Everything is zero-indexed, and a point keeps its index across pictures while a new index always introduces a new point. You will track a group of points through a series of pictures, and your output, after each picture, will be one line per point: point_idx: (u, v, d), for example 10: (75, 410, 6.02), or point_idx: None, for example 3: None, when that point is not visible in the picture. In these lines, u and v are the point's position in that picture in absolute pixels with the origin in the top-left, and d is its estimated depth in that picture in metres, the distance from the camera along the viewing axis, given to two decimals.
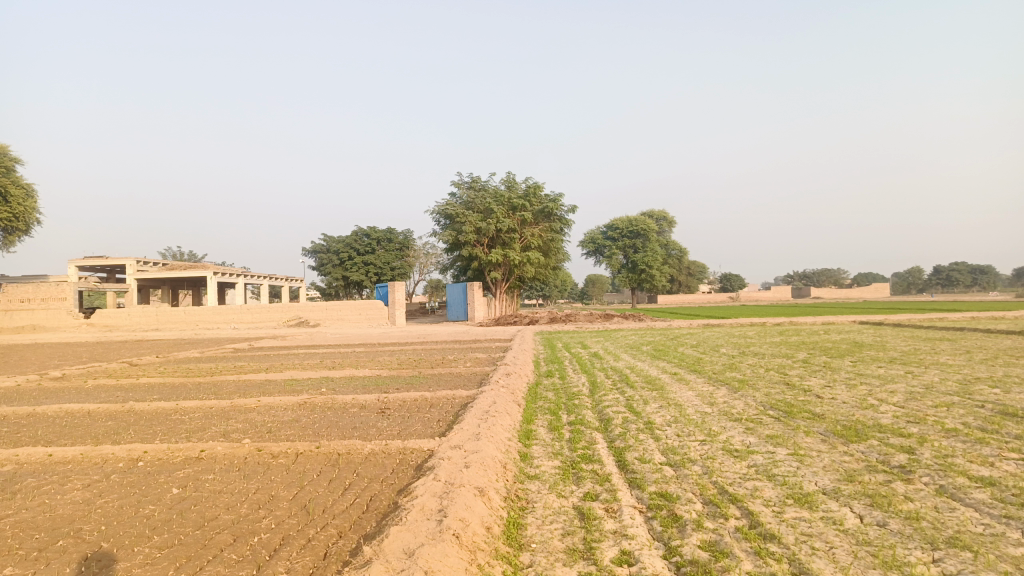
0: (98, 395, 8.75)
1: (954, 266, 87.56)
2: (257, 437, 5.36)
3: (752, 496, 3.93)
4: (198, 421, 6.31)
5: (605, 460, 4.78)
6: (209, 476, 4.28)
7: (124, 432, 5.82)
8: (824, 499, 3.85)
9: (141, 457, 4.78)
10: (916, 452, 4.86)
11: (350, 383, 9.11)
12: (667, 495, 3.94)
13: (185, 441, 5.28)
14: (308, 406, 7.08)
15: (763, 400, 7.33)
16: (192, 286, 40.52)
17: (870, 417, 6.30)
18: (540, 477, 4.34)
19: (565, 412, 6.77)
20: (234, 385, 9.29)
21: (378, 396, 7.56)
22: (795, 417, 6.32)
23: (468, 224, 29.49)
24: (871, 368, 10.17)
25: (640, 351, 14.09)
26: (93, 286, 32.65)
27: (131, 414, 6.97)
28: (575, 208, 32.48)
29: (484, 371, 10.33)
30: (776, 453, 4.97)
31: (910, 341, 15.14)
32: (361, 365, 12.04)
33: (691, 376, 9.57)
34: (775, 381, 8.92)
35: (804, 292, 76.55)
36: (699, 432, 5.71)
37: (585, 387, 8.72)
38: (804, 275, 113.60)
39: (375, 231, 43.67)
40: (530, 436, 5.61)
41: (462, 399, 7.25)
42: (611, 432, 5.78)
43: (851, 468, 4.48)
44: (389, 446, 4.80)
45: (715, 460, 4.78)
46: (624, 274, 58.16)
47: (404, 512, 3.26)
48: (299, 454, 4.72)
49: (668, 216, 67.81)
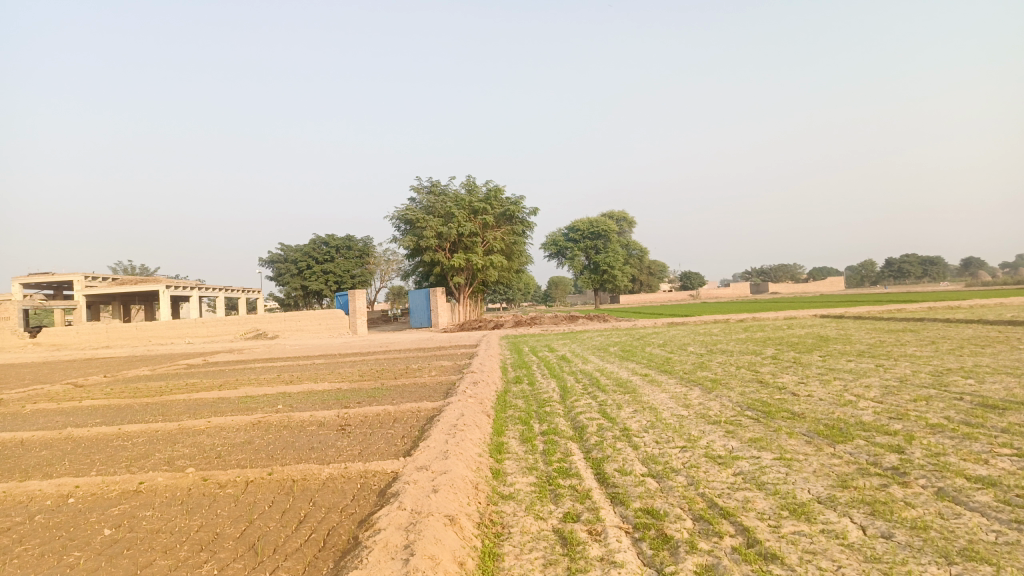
0: (35, 421, 8.14)
1: (905, 259, 89.60)
2: (203, 464, 4.90)
3: (745, 509, 3.64)
4: (140, 447, 5.82)
5: (583, 473, 4.46)
6: (146, 513, 3.83)
7: (57, 464, 5.31)
8: (822, 508, 3.59)
9: (71, 493, 4.29)
10: (905, 451, 4.65)
11: (308, 398, 8.63)
12: (653, 513, 3.63)
13: (123, 472, 4.80)
14: (263, 426, 6.61)
15: (739, 400, 7.09)
16: (144, 300, 39.21)
17: (851, 414, 6.09)
18: (515, 497, 3.99)
19: (537, 422, 6.43)
20: (185, 405, 8.73)
21: (338, 411, 7.15)
22: (775, 417, 6.09)
23: (429, 229, 28.97)
24: (842, 362, 10.04)
25: (608, 352, 13.85)
26: (38, 303, 31.31)
27: (68, 442, 6.42)
28: (536, 210, 32.27)
29: (449, 379, 9.96)
30: (762, 458, 4.70)
31: (874, 333, 15.20)
32: (321, 377, 11.52)
33: (663, 377, 9.33)
34: (748, 380, 8.72)
35: (761, 288, 77.75)
36: (679, 438, 5.42)
37: (555, 392, 8.40)
38: (762, 272, 115.20)
39: (334, 239, 42.88)
40: (502, 449, 5.27)
41: (428, 412, 6.86)
42: (586, 442, 5.46)
43: (843, 472, 4.23)
44: (349, 469, 4.41)
45: (699, 468, 4.49)
46: (586, 276, 58.09)
47: (365, 550, 2.88)
48: (249, 481, 4.31)
49: (628, 216, 68.05)
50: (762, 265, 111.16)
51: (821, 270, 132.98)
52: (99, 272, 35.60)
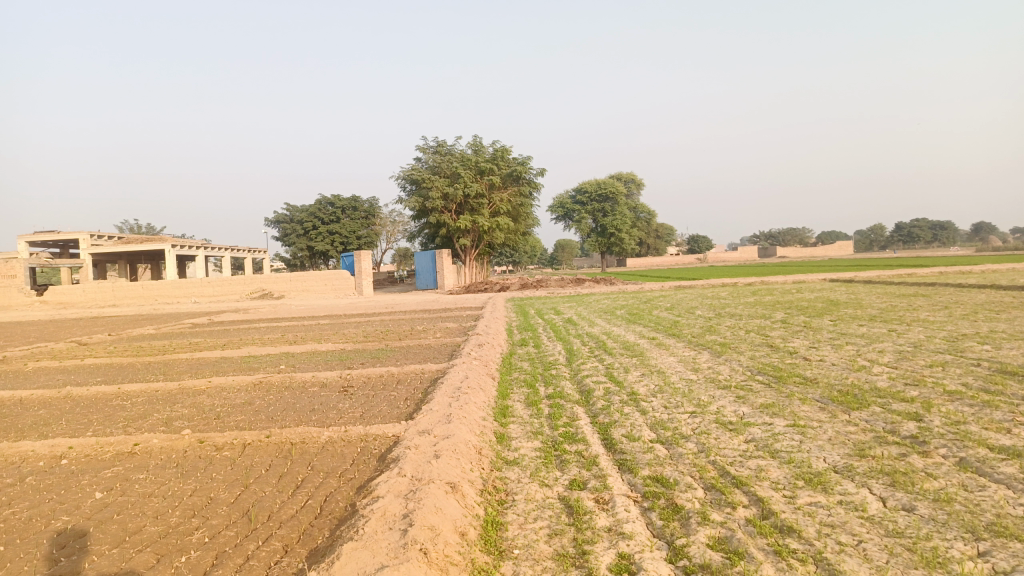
0: (36, 379, 8.06)
1: (914, 223, 88.81)
2: (200, 425, 4.79)
3: (758, 479, 3.50)
4: (140, 407, 5.72)
5: (590, 439, 4.32)
6: (139, 476, 3.71)
7: (56, 423, 5.23)
8: (839, 479, 3.45)
9: (65, 454, 4.19)
10: (924, 419, 4.49)
11: (311, 359, 8.51)
12: (663, 481, 3.49)
13: (119, 433, 4.68)
14: (264, 387, 6.50)
15: (749, 365, 6.94)
16: (150, 259, 39.20)
17: (865, 380, 5.93)
18: (519, 463, 3.85)
19: (543, 385, 6.30)
20: (187, 364, 8.65)
21: (340, 372, 7.04)
22: (787, 383, 5.94)
23: (435, 189, 28.63)
24: (853, 327, 9.88)
25: (614, 315, 13.72)
26: (44, 261, 31.30)
27: (67, 401, 6.33)
28: (543, 171, 31.86)
29: (454, 341, 9.82)
30: (776, 425, 4.54)
31: (885, 298, 15.00)
32: (325, 338, 11.41)
33: (671, 341, 9.16)
34: (758, 344, 8.56)
35: (769, 253, 77.17)
36: (688, 403, 5.27)
37: (561, 355, 8.28)
38: (769, 236, 114.43)
39: (339, 200, 42.62)
40: (507, 413, 5.14)
41: (432, 375, 6.73)
42: (593, 406, 5.31)
43: (859, 441, 4.08)
44: (350, 433, 4.28)
45: (710, 435, 4.34)
46: (593, 239, 57.73)
47: (361, 520, 2.75)
48: (247, 444, 4.19)
49: (636, 178, 67.47)
50: (771, 229, 110.29)
51: (830, 234, 131.98)
52: (104, 231, 35.50)
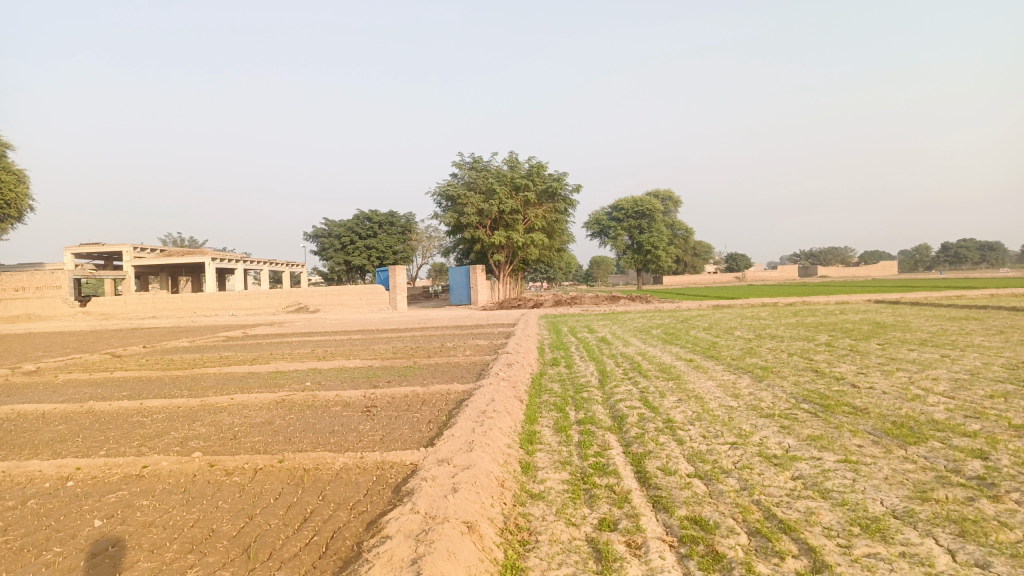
0: (63, 392, 8.01)
1: (961, 243, 86.45)
2: (211, 447, 4.61)
3: (809, 524, 3.16)
4: (159, 425, 5.58)
5: (622, 472, 4.01)
6: (144, 502, 3.53)
7: (72, 440, 5.11)
8: (900, 526, 3.09)
9: (71, 476, 4.03)
10: (990, 457, 4.09)
11: (337, 376, 8.36)
12: (702, 523, 3.19)
13: (131, 453, 4.52)
14: (286, 405, 6.32)
15: (793, 391, 6.54)
16: (191, 271, 39.84)
17: (921, 411, 5.51)
18: (544, 498, 3.56)
19: (573, 409, 5.99)
20: (213, 379, 8.53)
21: (365, 391, 6.81)
22: (835, 412, 5.54)
23: (470, 205, 28.59)
24: (902, 352, 9.39)
25: (651, 335, 13.35)
26: (89, 272, 31.99)
27: (88, 416, 6.23)
28: (579, 187, 31.64)
29: (483, 360, 9.56)
30: (825, 460, 4.19)
31: (935, 321, 14.35)
32: (355, 354, 11.26)
33: (709, 363, 8.77)
34: (802, 368, 8.13)
35: (809, 272, 75.52)
36: (729, 433, 4.92)
37: (593, 377, 7.95)
38: (810, 255, 112.28)
39: (377, 215, 42.94)
40: (534, 440, 4.85)
41: (458, 396, 6.48)
42: (625, 434, 5.00)
43: (920, 482, 3.70)
44: (365, 459, 4.05)
45: (752, 470, 4.01)
46: (629, 256, 57.22)
47: (365, 566, 2.50)
48: (258, 469, 3.99)
49: (674, 195, 66.84)
50: (811, 249, 108.37)
51: (873, 254, 128.91)
52: (147, 244, 36.18)
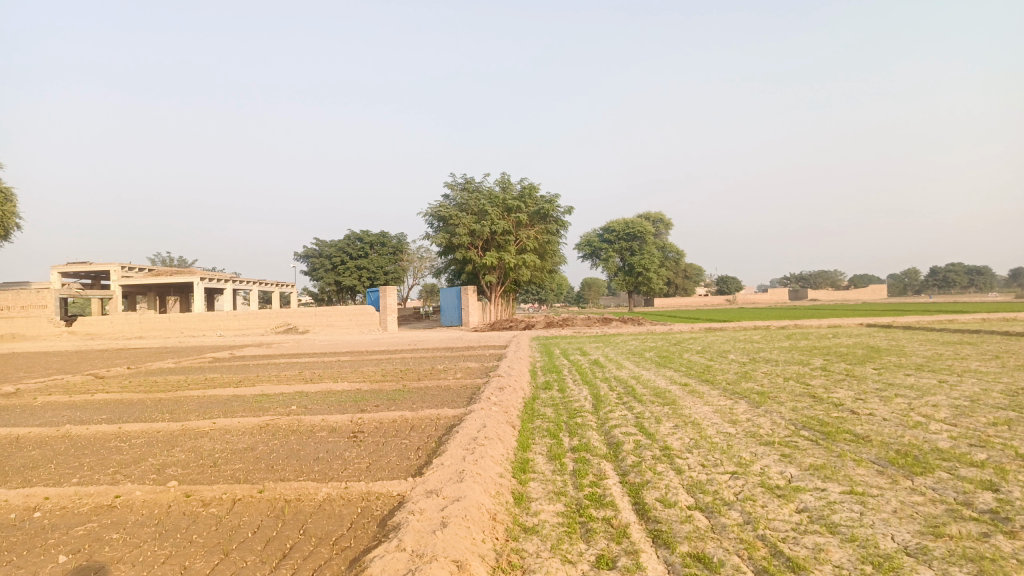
0: (41, 415, 7.75)
1: (950, 267, 86.95)
2: (188, 475, 4.41)
3: (818, 562, 2.99)
4: (137, 450, 5.36)
5: (619, 503, 3.84)
6: (113, 535, 3.32)
7: (45, 467, 4.89)
8: (915, 564, 2.93)
9: (38, 506, 3.82)
10: (1000, 489, 3.95)
11: (325, 399, 8.14)
12: (706, 560, 3.02)
13: (104, 482, 4.30)
14: (270, 430, 6.11)
15: (792, 417, 6.39)
16: (180, 291, 39.50)
17: (924, 439, 5.36)
18: (538, 532, 3.38)
19: (567, 435, 5.81)
20: (196, 402, 8.30)
21: (352, 416, 6.60)
22: (836, 440, 5.39)
23: (462, 226, 28.51)
24: (899, 377, 9.27)
25: (643, 358, 13.19)
26: (75, 291, 31.62)
27: (64, 441, 5.99)
28: (571, 209, 31.64)
29: (474, 383, 9.36)
30: (830, 492, 4.02)
31: (929, 345, 14.27)
32: (343, 376, 11.03)
33: (704, 388, 8.61)
34: (799, 393, 7.97)
35: (799, 295, 75.83)
36: (728, 462, 4.76)
37: (587, 401, 7.76)
38: (800, 278, 112.71)
39: (368, 235, 42.81)
40: (527, 468, 4.67)
41: (448, 421, 6.29)
42: (621, 462, 4.82)
43: (930, 515, 3.55)
44: (350, 490, 3.85)
45: (755, 502, 3.84)
46: (620, 278, 57.17)
47: None
48: (236, 500, 3.79)
49: (665, 217, 67.04)
50: (801, 273, 108.89)
51: (862, 277, 129.56)
52: (135, 263, 35.83)
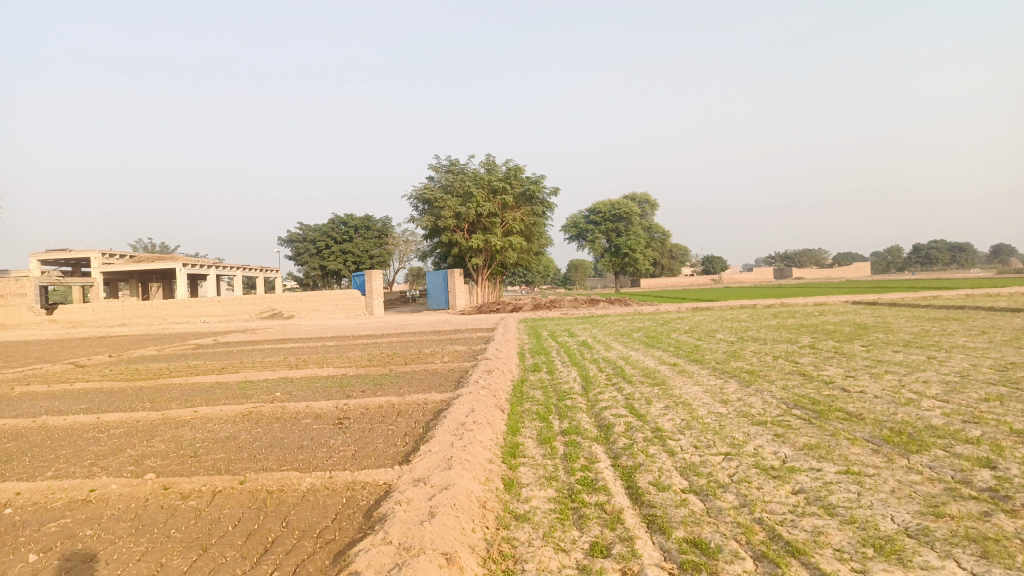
0: (18, 406, 7.55)
1: (932, 244, 87.65)
2: (166, 467, 4.27)
3: (818, 546, 2.91)
4: (114, 441, 5.21)
5: (612, 487, 3.74)
6: (87, 532, 3.17)
7: (19, 460, 4.73)
8: (917, 546, 2.85)
9: (9, 502, 3.67)
10: (998, 466, 3.88)
11: (310, 385, 7.99)
12: (703, 545, 2.93)
13: (79, 475, 4.15)
14: (254, 418, 5.97)
15: (783, 397, 6.32)
16: (163, 278, 39.01)
17: (917, 417, 5.30)
18: (530, 520, 3.27)
19: (557, 418, 5.71)
20: (178, 390, 8.12)
21: (338, 402, 6.46)
22: (829, 419, 5.32)
23: (447, 208, 28.26)
24: (889, 354, 9.24)
25: (632, 338, 13.12)
26: (56, 279, 31.12)
27: (40, 432, 5.82)
28: (557, 190, 31.44)
29: (463, 366, 9.24)
30: (825, 472, 3.95)
31: (916, 322, 14.28)
32: (329, 361, 10.87)
33: (694, 368, 8.53)
34: (789, 372, 7.93)
35: (784, 274, 76.23)
36: (721, 443, 4.68)
37: (576, 383, 7.67)
38: (785, 257, 113.30)
39: (353, 219, 42.41)
40: (516, 453, 4.57)
41: (436, 406, 6.18)
42: (613, 445, 4.73)
43: (929, 495, 3.47)
44: (334, 479, 3.73)
45: (751, 484, 3.76)
46: (607, 259, 57.10)
47: None
48: (217, 492, 3.66)
49: (650, 198, 66.91)
50: (786, 252, 109.45)
51: (845, 256, 130.40)
52: (116, 250, 35.32)
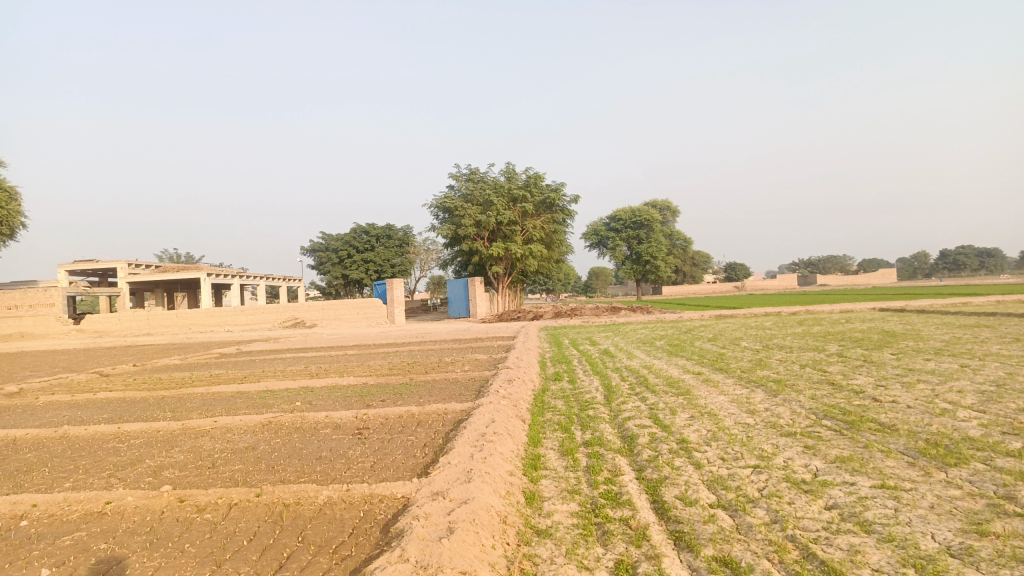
0: (41, 416, 7.58)
1: (960, 249, 86.19)
2: (183, 478, 4.22)
3: (855, 565, 2.77)
4: (133, 452, 5.18)
5: (637, 502, 3.62)
6: (101, 545, 3.12)
7: (39, 471, 4.72)
8: (961, 567, 2.70)
9: (25, 514, 3.63)
10: None
11: (330, 395, 7.95)
12: (733, 564, 2.80)
13: (97, 487, 4.12)
14: (273, 428, 5.93)
15: (813, 407, 6.15)
16: (187, 287, 39.42)
17: (953, 428, 5.11)
18: (552, 536, 3.17)
19: (579, 429, 5.60)
20: (199, 400, 8.12)
21: (357, 412, 6.40)
22: (861, 430, 5.15)
23: (468, 216, 28.27)
24: (920, 362, 9.00)
25: (655, 347, 12.94)
26: (83, 289, 31.57)
27: (61, 443, 5.82)
28: (577, 198, 31.31)
29: (483, 375, 9.16)
30: (859, 486, 3.79)
31: (947, 329, 13.95)
32: (350, 370, 10.83)
33: (719, 377, 8.36)
34: (818, 381, 7.73)
35: (808, 280, 75.44)
36: (750, 455, 4.53)
37: (598, 393, 7.54)
38: (809, 264, 112.09)
39: (374, 228, 42.58)
40: (538, 464, 4.47)
41: (456, 415, 6.10)
42: (637, 457, 4.61)
43: (970, 511, 3.31)
44: (351, 492, 3.65)
45: (782, 498, 3.62)
46: (628, 266, 56.82)
47: None
48: (233, 504, 3.60)
49: (672, 204, 66.48)
50: (809, 258, 108.23)
51: (870, 262, 128.66)
52: (142, 260, 35.77)
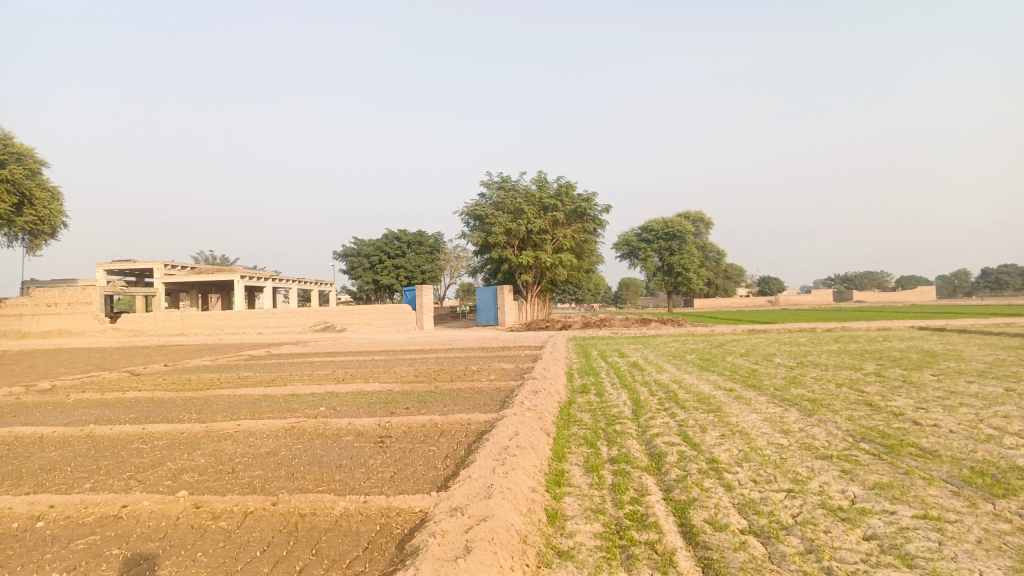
0: (70, 414, 7.63)
1: (1002, 269, 83.91)
2: (200, 483, 4.17)
3: None
4: (155, 454, 5.16)
5: (663, 524, 3.47)
6: (114, 551, 3.07)
7: (62, 470, 4.72)
8: None
9: (42, 515, 3.60)
10: None
11: (354, 401, 7.90)
12: None
13: (115, 489, 4.09)
14: (295, 434, 5.88)
15: (849, 428, 5.92)
16: (221, 289, 39.97)
17: (999, 455, 4.87)
18: (574, 558, 3.04)
19: (605, 444, 5.45)
20: (224, 402, 8.12)
21: (379, 419, 6.31)
22: (901, 455, 4.93)
23: (498, 225, 28.25)
24: (962, 384, 8.67)
25: (685, 360, 12.71)
26: (121, 288, 32.19)
27: (86, 442, 5.83)
28: (609, 208, 31.09)
29: (508, 385, 9.04)
30: (900, 516, 3.60)
31: (990, 350, 13.50)
32: (376, 376, 10.79)
33: (751, 394, 8.13)
34: (854, 401, 7.47)
35: (843, 296, 74.04)
36: (783, 478, 4.35)
37: (626, 407, 7.38)
38: (845, 280, 110.06)
39: (406, 235, 42.77)
40: (561, 481, 4.34)
41: (479, 427, 5.99)
42: (665, 476, 4.45)
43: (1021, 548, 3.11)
44: (369, 504, 3.57)
45: (817, 526, 3.44)
46: (659, 278, 56.26)
47: None
48: (248, 512, 3.53)
49: (705, 217, 65.79)
50: (845, 274, 106.28)
51: (908, 280, 125.99)
52: (178, 261, 36.35)
